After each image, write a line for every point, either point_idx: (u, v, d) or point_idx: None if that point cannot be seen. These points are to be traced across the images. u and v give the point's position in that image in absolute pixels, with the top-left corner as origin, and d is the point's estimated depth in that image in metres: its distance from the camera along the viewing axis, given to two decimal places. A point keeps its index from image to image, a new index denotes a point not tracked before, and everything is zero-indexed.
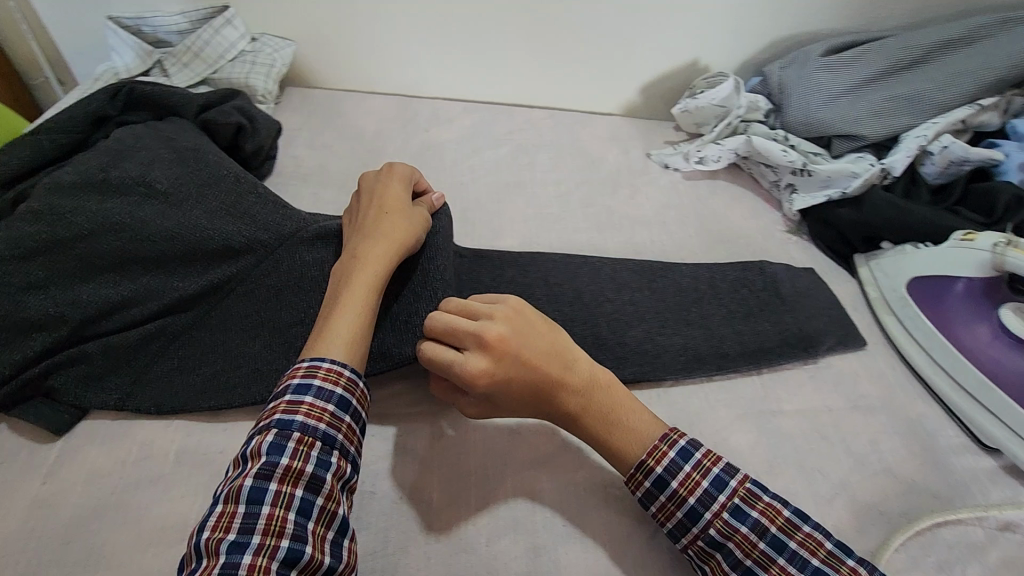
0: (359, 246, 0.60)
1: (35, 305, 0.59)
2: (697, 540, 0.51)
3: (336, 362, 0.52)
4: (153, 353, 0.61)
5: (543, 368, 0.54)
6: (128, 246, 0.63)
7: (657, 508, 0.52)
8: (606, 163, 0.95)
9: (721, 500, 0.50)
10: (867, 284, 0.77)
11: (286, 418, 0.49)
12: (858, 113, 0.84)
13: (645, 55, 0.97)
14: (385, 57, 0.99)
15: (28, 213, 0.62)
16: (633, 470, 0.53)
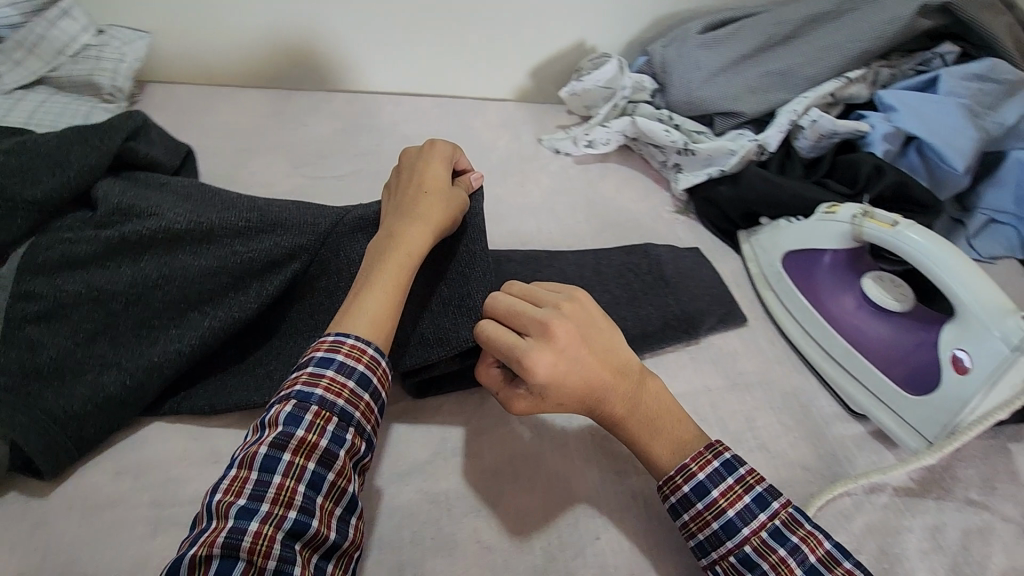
0: (397, 228, 0.56)
1: (108, 383, 0.52)
2: (728, 556, 0.48)
3: (360, 338, 0.50)
4: (215, 368, 0.59)
5: (600, 362, 0.52)
6: (178, 297, 0.55)
7: (690, 518, 0.50)
8: (495, 150, 0.92)
9: (762, 519, 0.48)
10: (749, 260, 0.77)
11: (305, 390, 0.47)
12: (734, 91, 0.84)
13: (532, 37, 0.95)
14: (255, 49, 0.92)
15: (50, 301, 0.52)
16: (672, 472, 0.50)
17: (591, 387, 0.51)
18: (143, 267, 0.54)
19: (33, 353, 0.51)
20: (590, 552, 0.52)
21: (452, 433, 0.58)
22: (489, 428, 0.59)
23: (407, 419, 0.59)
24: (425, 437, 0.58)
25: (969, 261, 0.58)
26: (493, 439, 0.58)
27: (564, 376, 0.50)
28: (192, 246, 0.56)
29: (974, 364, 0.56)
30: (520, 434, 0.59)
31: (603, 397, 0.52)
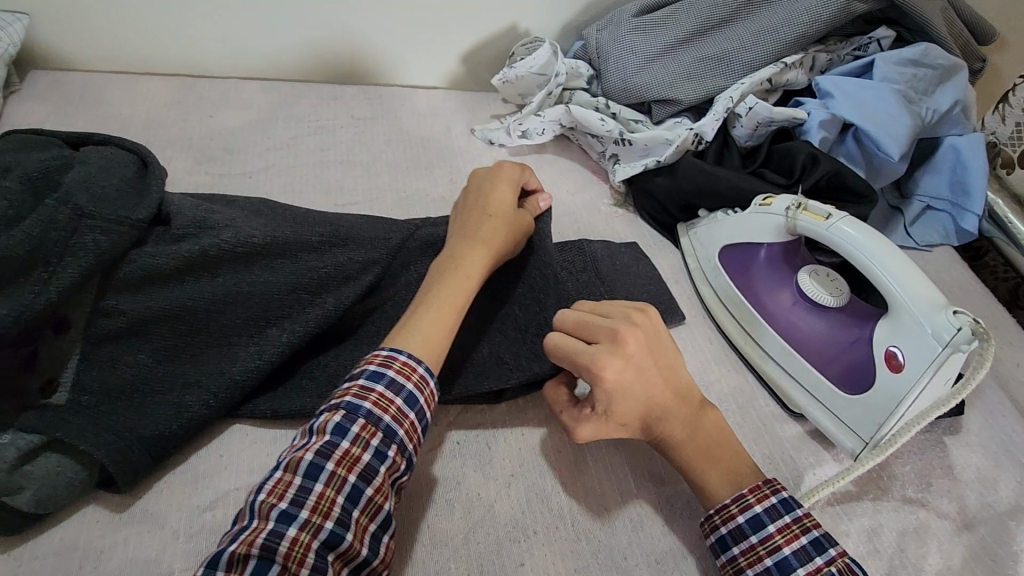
0: (460, 250, 0.55)
1: (189, 402, 0.50)
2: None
3: (413, 356, 0.49)
4: (282, 379, 0.56)
5: (667, 387, 0.51)
6: (257, 312, 0.53)
7: (740, 552, 0.47)
8: (424, 142, 0.86)
9: (818, 562, 0.45)
10: (687, 254, 0.74)
11: (354, 402, 0.46)
12: (671, 78, 0.81)
13: (461, 20, 0.89)
14: (155, 33, 0.84)
15: (128, 319, 0.50)
16: (729, 501, 0.49)
17: (657, 410, 0.50)
18: (223, 283, 0.53)
19: (119, 369, 0.50)
20: None
21: None
22: None
23: None
24: None
25: (892, 249, 0.56)
26: None
27: (629, 399, 0.49)
28: (268, 261, 0.55)
29: (907, 358, 0.55)
30: (440, 454, 0.54)
31: (665, 421, 0.51)
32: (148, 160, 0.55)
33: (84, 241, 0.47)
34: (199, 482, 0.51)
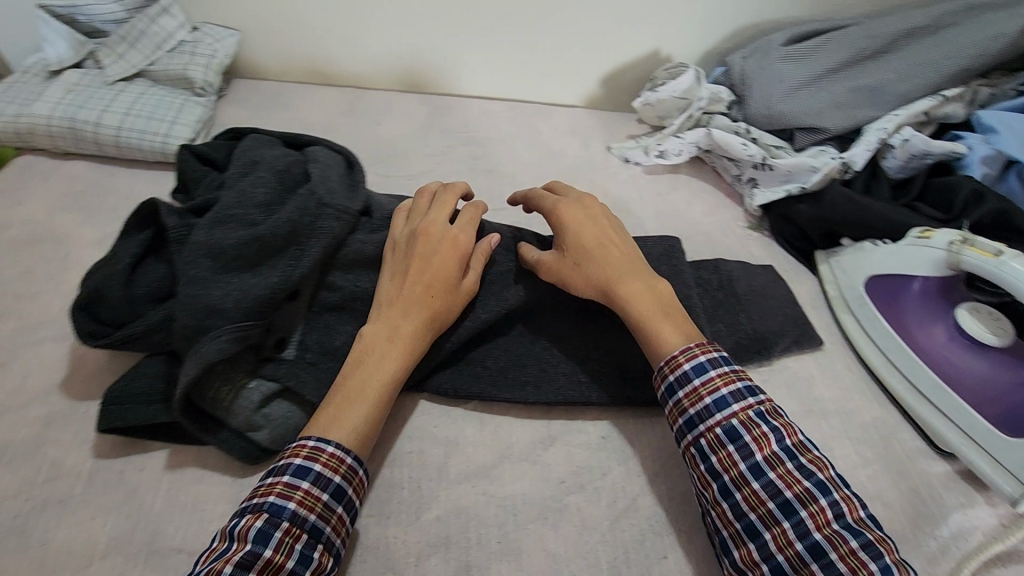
0: (395, 326, 0.54)
1: None
2: (714, 428, 0.50)
3: (341, 448, 0.48)
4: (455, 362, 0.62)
5: (616, 245, 0.61)
6: None
7: (685, 395, 0.52)
8: (564, 157, 0.91)
9: (750, 401, 0.50)
10: (827, 283, 0.75)
11: (278, 503, 0.44)
12: (819, 106, 0.82)
13: (608, 45, 0.94)
14: (338, 48, 0.95)
15: (342, 295, 0.59)
16: (677, 351, 0.53)
17: (602, 253, 0.59)
18: None
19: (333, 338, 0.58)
20: (658, 572, 0.50)
21: (518, 436, 0.58)
22: (556, 435, 0.58)
23: (476, 419, 0.59)
24: (491, 441, 0.58)
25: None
26: (559, 447, 0.57)
27: (577, 233, 0.61)
28: None
29: None
30: (587, 445, 0.58)
31: (618, 270, 0.58)
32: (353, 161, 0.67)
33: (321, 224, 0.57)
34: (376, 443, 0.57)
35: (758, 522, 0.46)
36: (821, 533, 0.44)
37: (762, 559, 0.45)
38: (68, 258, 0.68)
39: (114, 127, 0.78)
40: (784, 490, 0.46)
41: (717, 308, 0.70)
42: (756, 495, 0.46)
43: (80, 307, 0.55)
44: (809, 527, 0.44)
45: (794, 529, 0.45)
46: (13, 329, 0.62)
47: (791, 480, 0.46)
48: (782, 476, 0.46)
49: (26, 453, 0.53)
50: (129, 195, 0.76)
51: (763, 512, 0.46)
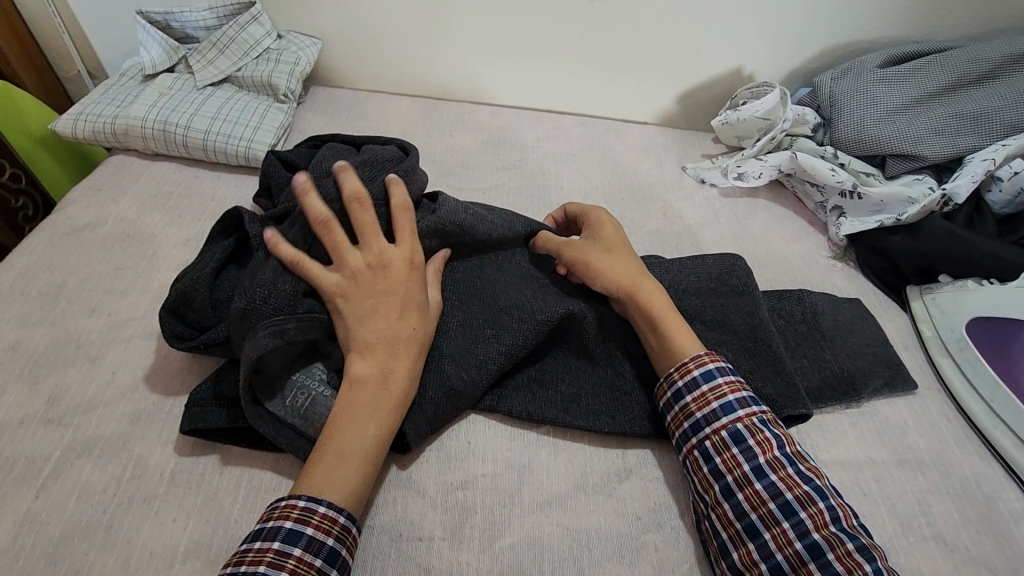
0: (385, 371, 0.53)
1: (454, 376, 0.57)
2: (720, 431, 0.51)
3: (332, 508, 0.47)
4: (521, 374, 0.61)
5: (630, 256, 0.63)
6: (497, 304, 0.61)
7: (692, 398, 0.53)
8: (637, 175, 0.89)
9: (754, 408, 0.52)
10: (922, 321, 0.70)
11: (269, 572, 0.44)
12: (917, 132, 0.77)
13: (689, 62, 0.92)
14: (414, 58, 0.96)
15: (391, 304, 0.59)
16: (688, 360, 0.54)
17: (622, 259, 0.62)
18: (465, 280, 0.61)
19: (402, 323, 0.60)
20: None
21: (593, 466, 0.57)
22: (633, 468, 0.57)
23: (549, 445, 0.58)
24: (566, 469, 0.56)
25: None
26: (636, 480, 0.56)
27: (605, 239, 0.64)
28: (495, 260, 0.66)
29: None
30: (665, 482, 0.56)
31: (633, 271, 0.61)
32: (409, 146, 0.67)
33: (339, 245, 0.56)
34: (450, 463, 0.56)
35: (759, 521, 0.47)
36: (820, 534, 0.46)
37: (762, 558, 0.46)
38: (156, 257, 0.70)
39: (202, 131, 0.80)
40: (785, 492, 0.48)
41: (798, 342, 0.67)
42: (758, 495, 0.48)
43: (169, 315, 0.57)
44: (809, 527, 0.46)
45: (794, 528, 0.46)
46: (104, 324, 0.64)
47: (792, 483, 0.48)
48: (784, 479, 0.48)
49: (113, 449, 0.55)
50: (213, 198, 0.78)
51: (764, 511, 0.47)
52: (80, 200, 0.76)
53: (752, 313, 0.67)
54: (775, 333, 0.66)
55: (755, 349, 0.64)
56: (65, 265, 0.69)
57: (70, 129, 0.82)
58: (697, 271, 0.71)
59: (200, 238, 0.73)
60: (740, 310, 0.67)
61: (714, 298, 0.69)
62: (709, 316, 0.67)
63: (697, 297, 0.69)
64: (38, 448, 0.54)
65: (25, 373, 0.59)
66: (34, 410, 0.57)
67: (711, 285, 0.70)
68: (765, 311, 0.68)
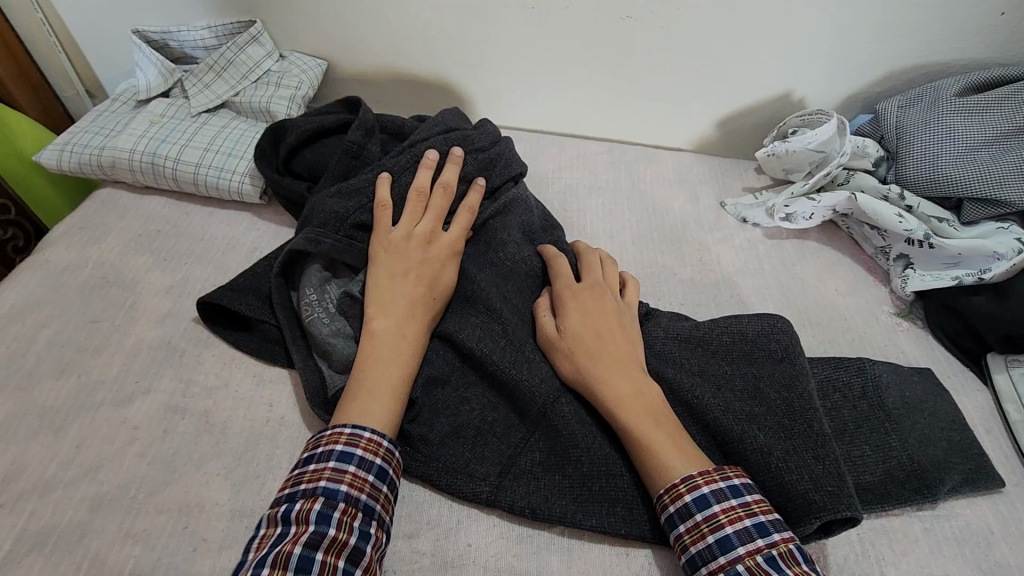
0: (407, 321, 0.57)
1: (438, 432, 0.56)
2: (717, 573, 0.44)
3: (377, 433, 0.50)
4: (517, 444, 0.55)
5: (614, 346, 0.56)
6: (490, 355, 0.57)
7: (686, 530, 0.46)
8: (670, 212, 0.80)
9: (759, 544, 0.44)
10: (1007, 399, 0.60)
11: (331, 486, 0.46)
12: (1002, 172, 0.66)
13: (731, 86, 0.82)
14: (425, 78, 0.88)
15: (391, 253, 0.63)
16: (678, 480, 0.48)
17: (597, 350, 0.56)
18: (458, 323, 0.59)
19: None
20: None
21: None
22: None
23: (563, 548, 0.51)
24: None
25: None
26: None
27: (576, 331, 0.57)
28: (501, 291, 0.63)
29: None
30: None
31: (617, 360, 0.55)
32: (521, 174, 0.69)
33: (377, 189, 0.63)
34: (446, 570, 0.49)
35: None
36: None
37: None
38: (135, 307, 0.64)
39: (193, 164, 0.74)
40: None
41: (856, 424, 0.57)
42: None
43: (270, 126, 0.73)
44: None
45: None
46: (72, 387, 0.58)
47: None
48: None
49: (67, 543, 0.49)
50: (203, 237, 0.72)
51: None
52: (62, 240, 0.70)
53: (794, 386, 0.57)
54: (822, 410, 0.56)
55: (791, 428, 0.54)
56: (38, 316, 0.63)
57: (56, 161, 0.77)
58: (729, 329, 0.61)
59: (185, 285, 0.67)
60: (776, 383, 0.57)
61: (748, 365, 0.59)
62: (737, 388, 0.58)
63: (720, 363, 0.60)
64: None
65: None
66: None
67: (744, 349, 0.60)
68: (812, 382, 0.58)
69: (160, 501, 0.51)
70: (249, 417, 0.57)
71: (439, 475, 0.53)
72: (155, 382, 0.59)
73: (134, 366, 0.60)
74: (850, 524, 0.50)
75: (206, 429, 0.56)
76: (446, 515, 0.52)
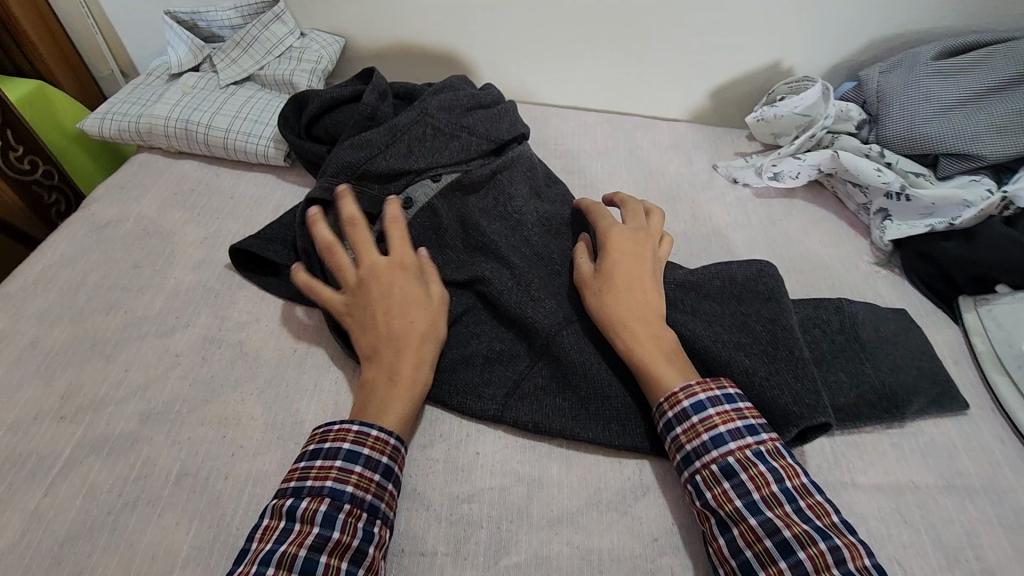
0: (394, 355, 0.56)
1: (450, 360, 0.61)
2: (710, 465, 0.50)
3: (385, 431, 0.51)
4: (522, 370, 0.61)
5: (640, 293, 0.60)
6: (497, 294, 0.63)
7: (682, 431, 0.53)
8: (665, 174, 0.85)
9: (749, 440, 0.51)
10: (975, 334, 0.65)
11: (337, 486, 0.47)
12: (975, 129, 0.71)
13: (723, 57, 0.87)
14: (436, 53, 0.94)
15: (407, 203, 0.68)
16: (677, 389, 0.54)
17: (626, 293, 0.60)
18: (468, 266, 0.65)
19: (438, 217, 0.67)
20: None
21: (607, 482, 0.55)
22: (648, 486, 0.55)
23: (562, 457, 0.56)
24: (578, 485, 0.55)
25: None
26: (651, 498, 0.54)
27: (611, 270, 0.61)
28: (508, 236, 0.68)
29: None
30: (679, 499, 0.54)
31: (641, 300, 0.60)
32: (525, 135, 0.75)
33: (391, 138, 0.68)
34: (458, 474, 0.55)
35: (754, 559, 0.46)
36: None
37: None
38: (173, 255, 0.71)
39: (223, 129, 0.80)
40: (782, 528, 0.46)
41: (835, 353, 0.62)
42: (753, 531, 0.47)
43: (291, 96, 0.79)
44: (809, 570, 0.44)
45: (791, 569, 0.45)
46: (120, 322, 0.64)
47: (790, 521, 0.47)
48: (781, 516, 0.47)
49: (121, 449, 0.55)
50: (232, 196, 0.78)
51: (760, 549, 0.46)
52: (105, 198, 0.77)
53: (781, 317, 0.62)
54: (803, 341, 0.61)
55: (775, 353, 0.59)
56: (86, 262, 0.69)
57: (97, 128, 0.84)
58: (720, 275, 0.67)
59: (218, 236, 0.73)
60: (762, 317, 0.62)
61: (736, 305, 0.64)
62: (726, 322, 0.63)
63: (710, 303, 0.65)
64: (48, 446, 0.55)
65: (42, 369, 0.60)
66: (48, 406, 0.57)
67: (734, 290, 0.65)
68: (794, 319, 0.62)
69: (201, 415, 0.57)
70: (279, 347, 0.63)
71: (450, 396, 0.59)
72: (193, 318, 0.65)
73: (174, 304, 0.66)
74: (823, 432, 0.55)
75: (240, 356, 0.62)
76: (457, 429, 0.58)
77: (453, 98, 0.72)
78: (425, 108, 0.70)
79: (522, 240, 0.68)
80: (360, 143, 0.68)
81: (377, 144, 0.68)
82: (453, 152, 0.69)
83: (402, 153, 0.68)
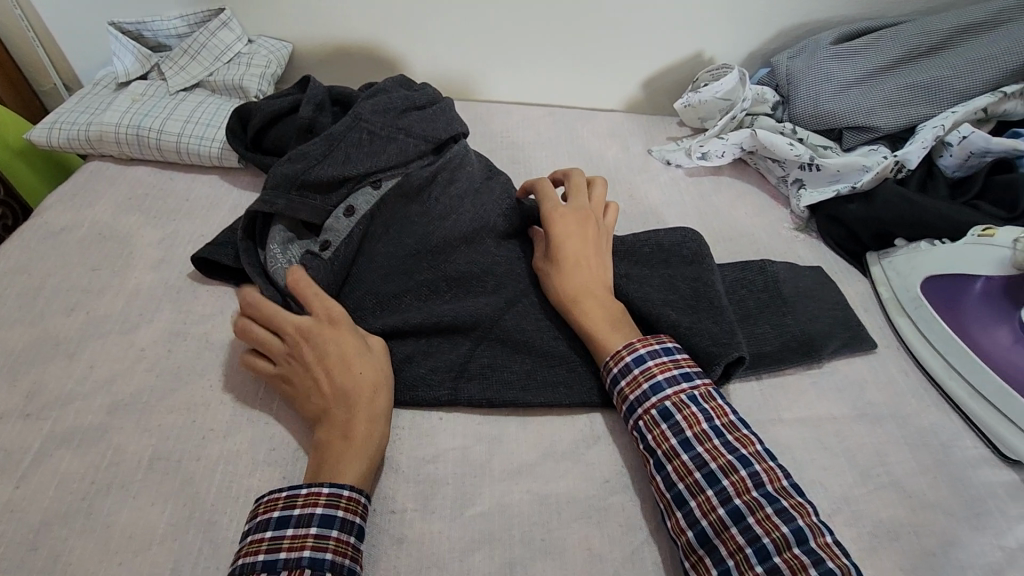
0: (340, 414, 0.54)
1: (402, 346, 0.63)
2: (650, 410, 0.55)
3: (355, 489, 0.50)
4: (469, 354, 0.63)
5: (592, 265, 0.65)
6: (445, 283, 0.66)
7: (626, 383, 0.57)
8: (604, 160, 0.91)
9: (683, 385, 0.56)
10: (879, 284, 0.73)
11: (314, 558, 0.46)
12: (871, 105, 0.80)
13: (652, 50, 0.94)
14: (383, 56, 0.98)
15: (346, 210, 0.68)
16: (620, 347, 0.58)
17: (574, 271, 0.64)
18: (421, 260, 0.68)
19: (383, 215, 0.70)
20: None
21: (561, 435, 0.60)
22: (599, 435, 0.60)
23: (518, 417, 0.61)
24: (534, 439, 0.59)
25: None
26: (601, 446, 0.59)
27: (560, 246, 0.65)
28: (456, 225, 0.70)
29: None
30: (626, 445, 0.59)
31: (591, 278, 0.64)
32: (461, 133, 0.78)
33: (320, 147, 0.69)
34: (422, 438, 0.59)
35: (685, 491, 0.51)
36: (741, 499, 0.49)
37: (688, 526, 0.49)
38: (132, 257, 0.72)
39: (175, 134, 0.82)
40: (709, 461, 0.51)
41: (756, 305, 0.68)
42: (685, 466, 0.51)
43: (236, 109, 0.81)
44: (730, 494, 0.49)
45: (717, 496, 0.49)
46: (82, 322, 0.65)
47: (717, 453, 0.52)
48: (709, 450, 0.52)
49: (91, 439, 0.56)
50: (188, 198, 0.80)
51: (690, 481, 0.51)
52: (56, 206, 0.77)
53: (704, 277, 0.68)
54: (725, 295, 0.67)
55: (697, 305, 0.65)
56: (42, 269, 0.70)
57: (45, 138, 0.84)
58: (648, 242, 0.72)
59: (176, 237, 0.75)
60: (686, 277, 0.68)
61: (664, 268, 0.70)
62: (654, 282, 0.68)
63: (641, 269, 0.70)
64: (16, 442, 0.56)
65: (4, 371, 0.61)
66: (13, 405, 0.58)
67: (661, 255, 0.71)
68: (717, 277, 0.69)
69: (170, 403, 0.59)
70: None
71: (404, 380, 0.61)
72: (156, 314, 0.66)
73: (135, 302, 0.67)
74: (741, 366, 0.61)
75: (205, 346, 0.64)
76: None
77: (386, 101, 0.73)
78: (358, 113, 0.71)
79: (473, 225, 0.70)
80: (299, 155, 0.68)
81: (314, 155, 0.68)
82: (390, 156, 0.71)
83: (338, 162, 0.68)
